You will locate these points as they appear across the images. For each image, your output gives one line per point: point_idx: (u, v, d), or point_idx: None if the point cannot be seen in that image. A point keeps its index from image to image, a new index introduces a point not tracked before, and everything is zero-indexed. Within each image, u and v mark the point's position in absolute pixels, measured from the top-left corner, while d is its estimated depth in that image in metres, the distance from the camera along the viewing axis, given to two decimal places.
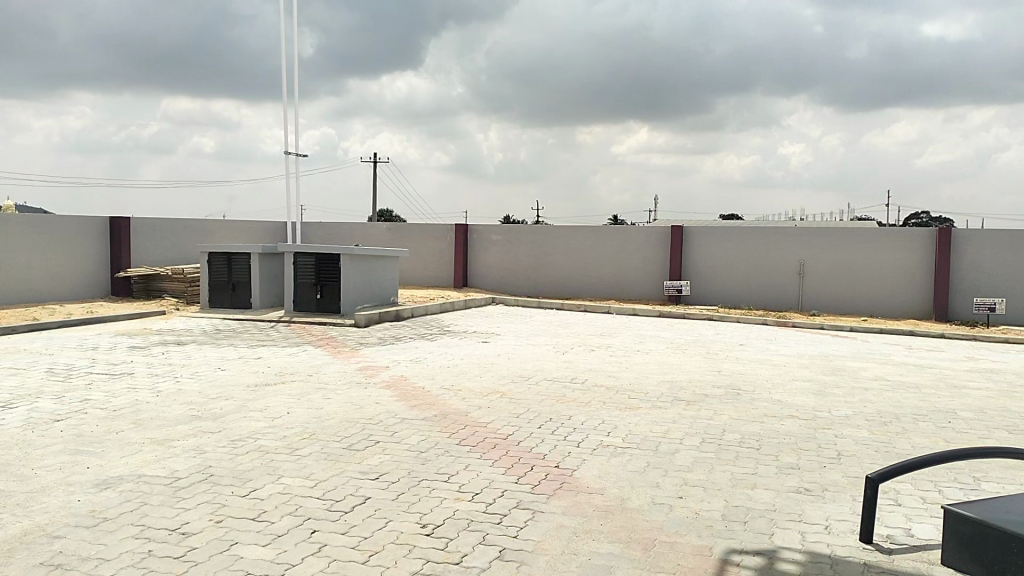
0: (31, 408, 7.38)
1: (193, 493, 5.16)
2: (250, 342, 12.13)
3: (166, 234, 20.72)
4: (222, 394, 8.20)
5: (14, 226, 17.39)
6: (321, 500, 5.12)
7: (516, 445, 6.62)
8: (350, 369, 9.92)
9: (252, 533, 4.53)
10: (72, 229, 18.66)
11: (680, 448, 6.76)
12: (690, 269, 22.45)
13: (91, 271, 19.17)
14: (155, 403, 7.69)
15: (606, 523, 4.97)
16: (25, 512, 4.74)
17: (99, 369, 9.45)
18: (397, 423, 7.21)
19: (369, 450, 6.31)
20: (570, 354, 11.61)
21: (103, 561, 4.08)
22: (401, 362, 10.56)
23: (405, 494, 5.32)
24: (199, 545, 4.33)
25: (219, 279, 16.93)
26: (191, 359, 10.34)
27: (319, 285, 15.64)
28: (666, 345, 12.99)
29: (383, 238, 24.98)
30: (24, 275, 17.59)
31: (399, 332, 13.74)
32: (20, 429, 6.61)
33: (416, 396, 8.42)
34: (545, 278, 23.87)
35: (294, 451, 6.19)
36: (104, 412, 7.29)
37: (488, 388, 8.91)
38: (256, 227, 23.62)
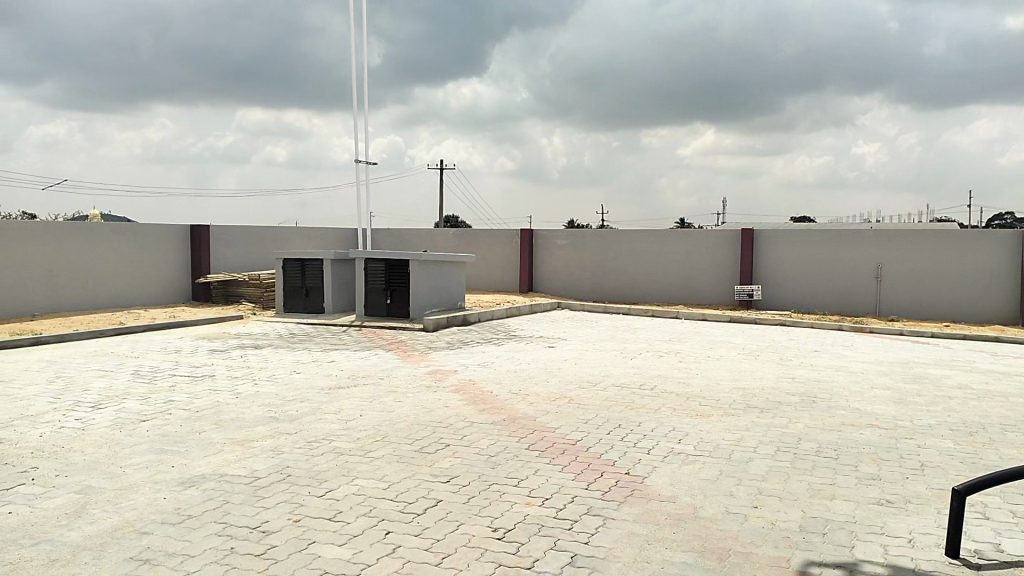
0: (119, 409, 7.71)
1: (271, 492, 5.31)
2: (323, 345, 12.41)
3: (242, 241, 21.42)
4: (297, 396, 8.42)
5: (103, 234, 18.19)
6: (394, 502, 5.19)
7: (585, 450, 6.59)
8: (420, 372, 10.05)
9: (328, 533, 4.62)
10: (155, 237, 19.46)
11: (754, 457, 6.60)
12: (762, 273, 21.99)
13: (173, 278, 19.97)
14: (235, 405, 7.95)
15: (678, 531, 4.90)
16: (115, 508, 4.96)
17: (182, 371, 9.82)
18: (467, 427, 7.26)
19: (440, 454, 6.37)
20: (638, 359, 11.50)
21: (188, 557, 4.23)
22: (469, 366, 10.62)
23: (475, 498, 5.35)
24: (278, 543, 4.44)
25: (293, 284, 17.40)
26: (267, 362, 10.65)
27: (389, 290, 15.92)
28: (738, 351, 12.72)
29: (450, 245, 25.25)
30: (112, 282, 18.41)
31: (466, 336, 13.83)
32: (109, 429, 6.92)
33: (484, 400, 8.46)
34: (610, 283, 23.72)
35: (367, 453, 6.30)
36: (187, 413, 7.58)
37: (556, 393, 8.89)
38: (328, 234, 24.19)
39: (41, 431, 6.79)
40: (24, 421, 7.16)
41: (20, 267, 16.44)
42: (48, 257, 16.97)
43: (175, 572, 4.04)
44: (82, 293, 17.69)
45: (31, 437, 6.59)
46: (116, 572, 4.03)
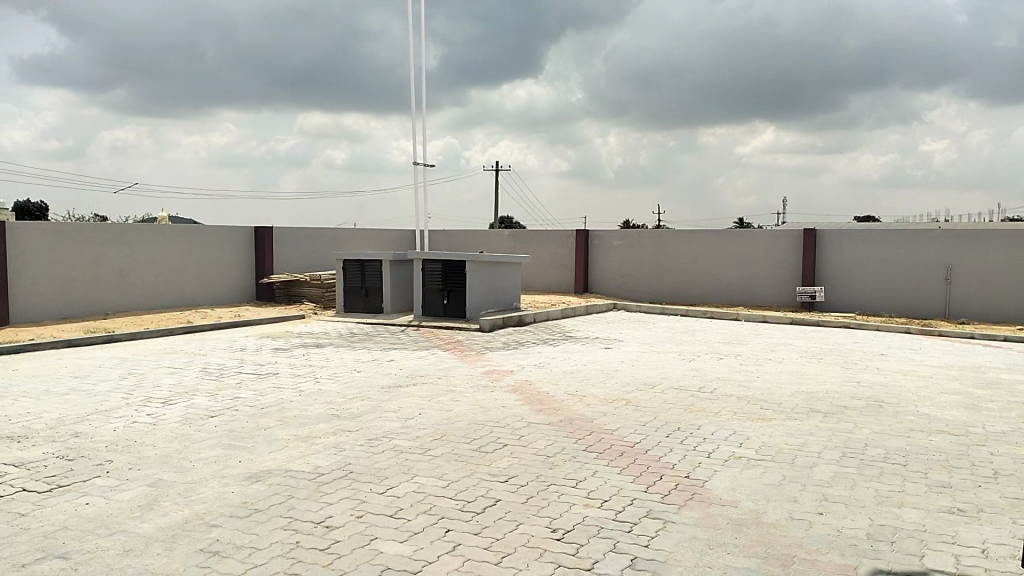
0: (189, 405, 7.97)
1: (335, 488, 5.41)
2: (382, 345, 12.59)
3: (304, 242, 21.91)
4: (358, 395, 8.56)
5: (172, 235, 18.80)
6: (454, 501, 5.24)
7: (644, 453, 6.53)
8: (477, 372, 10.11)
9: (390, 529, 4.69)
10: (221, 239, 20.04)
11: (819, 462, 6.45)
12: (825, 274, 21.47)
13: (239, 278, 20.54)
14: (298, 402, 8.13)
15: (741, 537, 4.82)
16: (186, 501, 5.13)
17: (247, 368, 10.09)
18: (524, 427, 7.27)
19: (498, 453, 6.40)
20: (697, 362, 11.34)
21: (256, 550, 4.34)
22: (525, 367, 10.63)
23: (533, 498, 5.36)
24: (342, 538, 4.53)
25: (353, 285, 17.70)
26: (328, 361, 10.86)
27: (446, 290, 16.06)
28: (801, 354, 12.43)
29: (506, 246, 25.34)
30: (180, 281, 19.02)
31: (522, 337, 13.87)
32: (180, 424, 7.15)
33: (541, 401, 8.46)
34: (667, 284, 23.46)
35: (426, 452, 6.37)
36: (252, 409, 7.79)
37: (614, 395, 8.83)
38: (386, 236, 24.56)
39: (115, 425, 7.06)
40: (100, 415, 7.46)
41: (94, 268, 17.10)
42: (120, 257, 17.61)
43: (244, 564, 4.15)
44: (151, 292, 18.31)
45: (107, 431, 6.87)
46: (188, 562, 4.16)
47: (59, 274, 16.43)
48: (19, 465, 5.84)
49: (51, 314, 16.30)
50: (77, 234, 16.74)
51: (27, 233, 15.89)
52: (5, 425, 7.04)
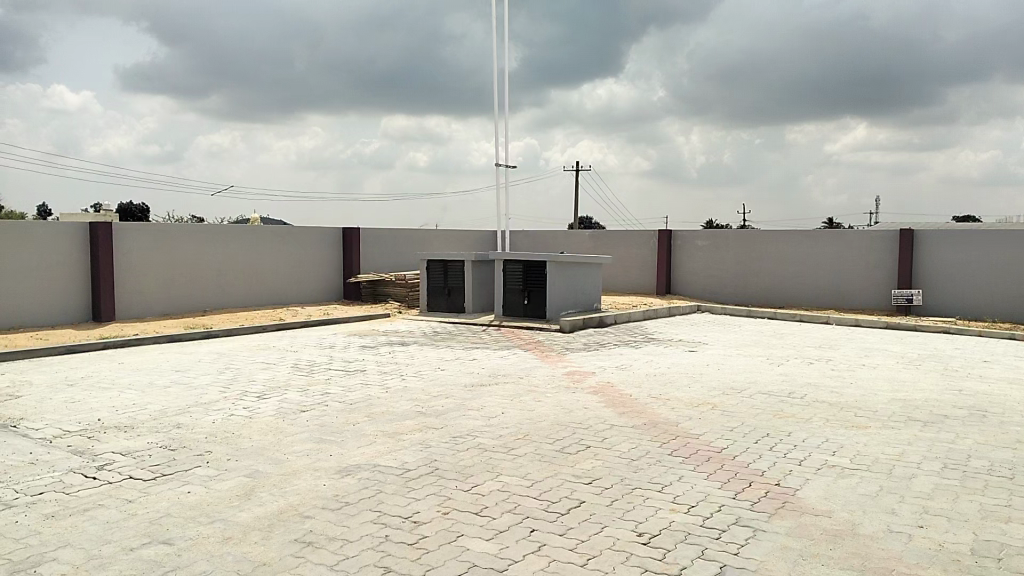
0: (282, 399, 8.25)
1: (421, 484, 5.50)
2: (464, 344, 12.73)
3: (388, 242, 22.40)
4: (442, 392, 8.69)
5: (264, 235, 19.49)
6: (538, 501, 5.24)
7: (731, 459, 6.38)
8: (558, 373, 10.10)
9: (476, 527, 4.73)
10: (311, 239, 20.67)
11: (917, 473, 6.16)
12: (922, 276, 20.51)
13: (327, 278, 21.15)
14: (385, 398, 8.32)
15: (835, 548, 4.65)
16: (280, 492, 5.31)
17: (336, 365, 10.38)
18: (607, 429, 7.23)
19: (581, 454, 6.38)
20: (785, 366, 11.03)
21: (347, 542, 4.45)
22: (607, 369, 10.55)
23: (618, 501, 5.31)
24: (429, 534, 4.60)
25: (436, 284, 17.98)
26: (413, 358, 11.06)
27: (526, 290, 16.12)
28: (896, 359, 11.91)
29: (586, 246, 25.25)
30: (272, 280, 19.71)
31: (604, 338, 13.79)
32: (274, 418, 7.42)
33: (623, 403, 8.39)
34: (753, 286, 22.87)
35: (510, 451, 6.40)
36: (341, 405, 8.00)
37: (699, 399, 8.66)
38: (468, 237, 24.84)
39: (213, 418, 7.38)
40: (200, 407, 7.81)
41: (192, 267, 17.89)
42: (216, 257, 18.36)
43: (336, 555, 4.26)
44: (245, 290, 19.05)
45: (206, 423, 7.18)
46: (283, 551, 4.30)
47: (160, 273, 17.26)
48: (127, 453, 6.16)
49: (154, 310, 17.16)
50: (177, 234, 17.54)
51: (131, 233, 16.73)
52: (114, 415, 7.46)
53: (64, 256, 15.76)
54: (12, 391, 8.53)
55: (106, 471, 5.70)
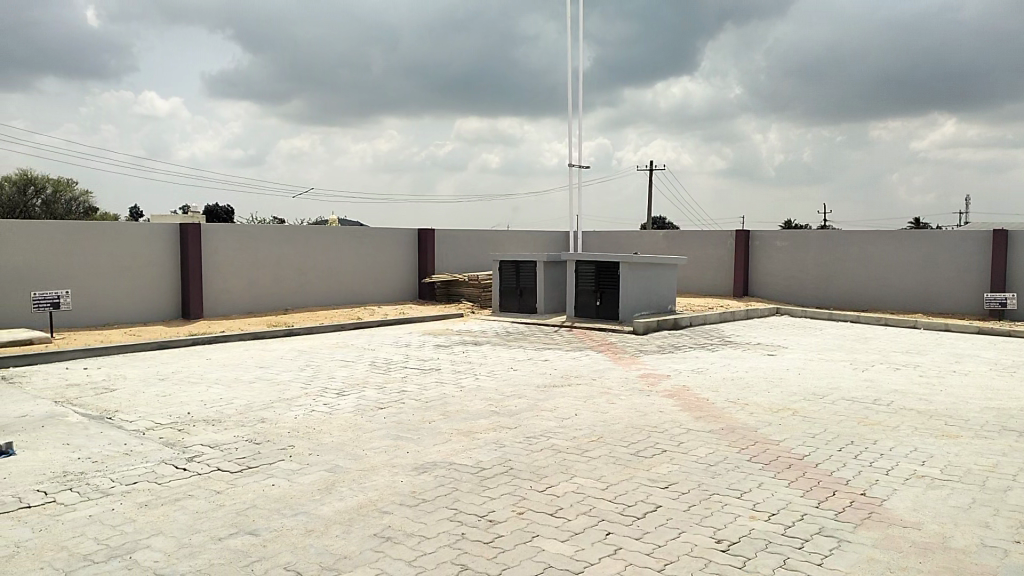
0: (360, 396, 8.44)
1: (496, 483, 5.53)
2: (537, 344, 12.74)
3: (462, 243, 22.63)
4: (516, 393, 8.72)
5: (343, 236, 19.97)
6: (614, 504, 5.19)
7: (814, 467, 6.19)
8: (632, 375, 9.99)
9: (551, 528, 4.73)
10: (388, 240, 21.06)
11: (1015, 485, 5.84)
12: (1018, 279, 19.47)
13: (403, 278, 21.52)
14: (459, 397, 8.41)
15: (926, 561, 4.45)
16: (360, 487, 5.43)
17: (412, 364, 10.55)
18: (684, 433, 7.12)
19: (657, 458, 6.30)
20: (870, 372, 10.63)
21: (424, 538, 4.51)
22: (682, 372, 10.39)
23: (696, 507, 5.22)
24: (505, 533, 4.62)
25: (508, 285, 18.06)
26: (486, 358, 11.14)
27: (599, 292, 16.03)
28: (991, 366, 11.32)
29: (660, 247, 24.95)
30: (350, 280, 20.18)
31: (679, 341, 13.58)
32: (353, 414, 7.59)
33: (699, 407, 8.25)
34: (835, 288, 22.14)
35: (584, 453, 6.37)
36: (417, 403, 8.13)
37: (778, 405, 8.43)
38: (540, 237, 24.88)
39: (295, 413, 7.60)
40: (283, 403, 8.06)
41: (274, 267, 18.48)
42: (297, 257, 18.92)
43: (414, 551, 4.33)
44: (324, 289, 19.56)
45: (288, 418, 7.40)
46: (363, 546, 4.39)
47: (245, 272, 17.89)
48: (214, 446, 6.41)
49: (239, 308, 17.80)
50: (260, 235, 18.13)
51: (218, 234, 17.39)
52: (202, 409, 7.77)
53: (155, 256, 16.50)
54: (109, 385, 9.00)
55: (195, 463, 5.93)
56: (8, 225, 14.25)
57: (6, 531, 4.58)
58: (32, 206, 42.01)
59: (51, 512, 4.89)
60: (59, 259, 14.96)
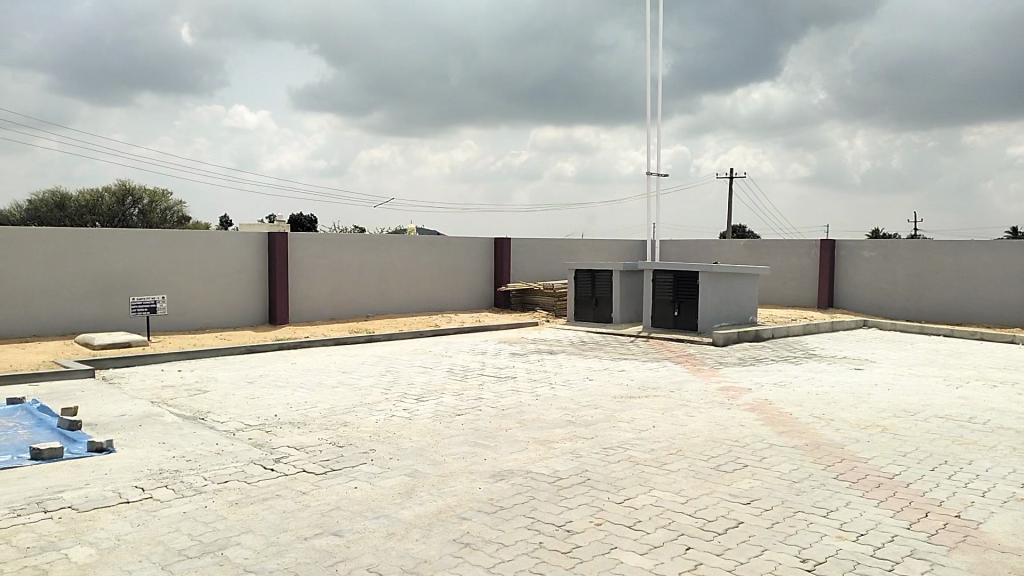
0: (438, 402, 8.57)
1: (574, 494, 5.52)
2: (613, 354, 12.65)
3: (537, 252, 22.71)
4: (592, 403, 8.68)
5: (422, 245, 20.30)
6: (694, 518, 5.11)
7: (904, 486, 5.94)
8: (712, 388, 9.81)
9: (629, 540, 4.68)
10: (465, 249, 21.30)
11: None
12: None
13: (480, 286, 21.75)
14: (536, 406, 8.44)
15: None
16: (439, 492, 5.51)
17: (488, 371, 10.63)
18: (766, 449, 6.94)
19: (738, 473, 6.16)
20: (965, 388, 10.11)
21: (502, 546, 4.54)
22: (764, 385, 10.13)
23: (779, 524, 5.08)
24: (583, 544, 4.61)
25: (584, 294, 18.02)
26: (562, 367, 11.12)
27: (676, 302, 15.82)
28: None
29: (740, 256, 24.40)
30: (428, 287, 20.50)
31: (760, 353, 13.25)
32: (431, 420, 7.71)
33: (782, 422, 8.02)
34: (925, 301, 21.20)
35: (663, 466, 6.28)
36: (494, 410, 8.19)
37: (866, 421, 8.12)
38: (616, 246, 24.72)
39: (376, 418, 7.77)
40: (364, 407, 8.26)
41: (356, 274, 18.95)
42: (377, 265, 19.34)
43: (492, 558, 4.36)
44: (403, 297, 19.94)
45: (370, 422, 7.58)
46: (442, 551, 4.45)
47: (328, 280, 18.40)
48: (300, 448, 6.61)
49: (322, 314, 18.32)
50: (344, 243, 18.62)
51: (304, 242, 17.94)
52: (288, 411, 8.03)
53: (244, 264, 17.16)
54: (201, 387, 9.41)
55: (282, 464, 6.14)
56: (110, 234, 15.10)
57: (107, 524, 4.84)
58: (130, 215, 44.27)
59: (149, 507, 5.15)
60: (156, 266, 15.74)
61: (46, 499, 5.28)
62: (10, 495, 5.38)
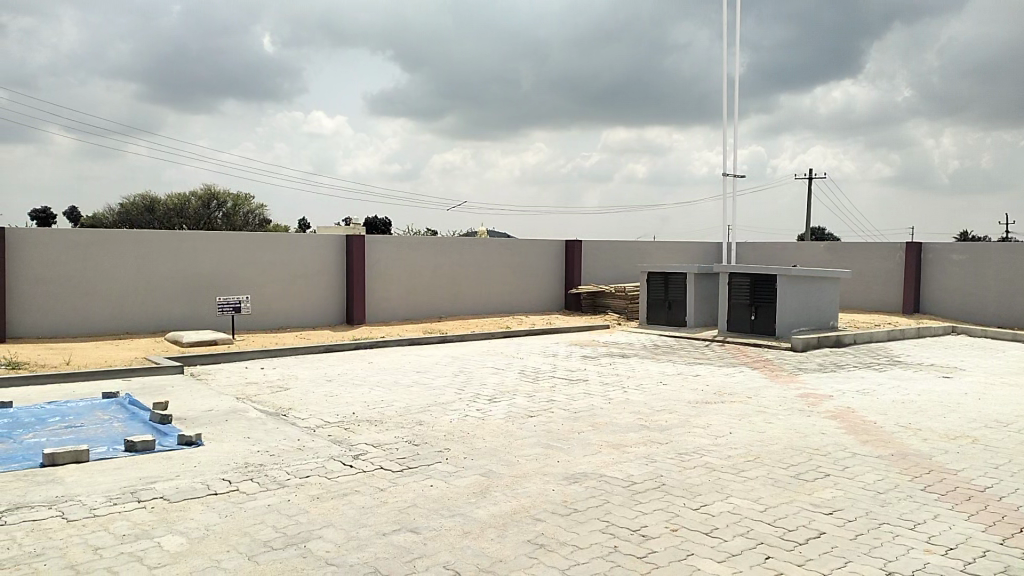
0: (511, 403, 8.61)
1: (648, 498, 5.47)
2: (687, 359, 12.45)
3: (610, 254, 22.58)
4: (666, 407, 8.58)
5: (494, 247, 20.45)
6: (773, 527, 4.99)
7: (997, 500, 5.66)
8: (791, 394, 9.55)
9: (707, 547, 4.61)
10: (537, 251, 21.37)
11: None
12: None
13: (551, 289, 21.77)
14: (609, 409, 8.39)
15: None
16: (514, 493, 5.54)
17: (560, 374, 10.62)
18: (848, 458, 6.72)
19: (819, 482, 5.98)
20: None
21: (578, 548, 4.53)
22: (846, 392, 9.81)
23: (864, 536, 4.91)
24: (659, 549, 4.56)
25: (657, 297, 17.84)
26: (635, 371, 11.01)
27: (754, 305, 15.49)
28: None
29: (820, 259, 23.69)
30: (500, 289, 20.65)
31: (841, 359, 12.83)
32: (504, 421, 7.76)
33: (865, 431, 7.75)
34: (1018, 306, 20.13)
35: (741, 473, 6.15)
36: (566, 413, 8.18)
37: (955, 431, 7.77)
38: (690, 249, 24.36)
39: (450, 417, 7.87)
40: (438, 407, 8.37)
41: (430, 276, 19.23)
42: (450, 267, 19.57)
43: (567, 560, 4.36)
44: (476, 298, 20.12)
45: (444, 421, 7.68)
46: (518, 551, 4.47)
47: (403, 281, 18.73)
48: (377, 445, 6.75)
49: (397, 315, 18.66)
50: (418, 246, 18.90)
51: (380, 245, 18.30)
52: (366, 409, 8.21)
53: (323, 265, 17.59)
54: (283, 384, 9.72)
55: (360, 461, 6.28)
56: (196, 237, 15.71)
57: (197, 515, 5.05)
58: (215, 218, 45.94)
59: (235, 499, 5.34)
60: (239, 268, 16.30)
61: (140, 489, 5.55)
62: (108, 484, 5.67)
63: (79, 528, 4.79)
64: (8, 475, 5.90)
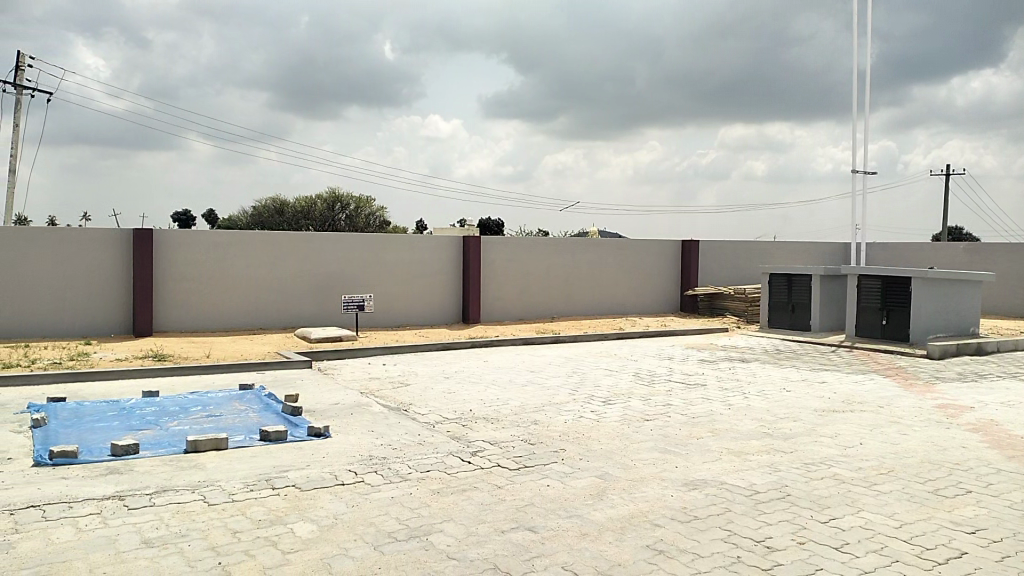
0: (626, 406, 8.53)
1: (772, 509, 5.28)
2: (812, 365, 11.93)
3: (728, 255, 21.96)
4: (789, 415, 8.26)
5: (608, 248, 20.32)
6: (910, 545, 4.70)
7: None
8: (927, 405, 8.98)
9: (837, 563, 4.40)
10: (652, 251, 21.06)
11: None
12: None
13: (666, 290, 21.42)
14: (728, 415, 8.16)
15: None
16: (631, 496, 5.48)
17: (677, 377, 10.42)
18: (993, 474, 6.24)
19: (960, 499, 5.59)
20: None
21: (699, 556, 4.43)
22: (990, 404, 9.12)
23: (1012, 558, 4.54)
24: (784, 562, 4.38)
25: (779, 299, 17.18)
26: (756, 376, 10.66)
27: (885, 310, 14.68)
28: None
29: (959, 261, 22.14)
30: (614, 290, 20.51)
31: (984, 368, 11.95)
32: (620, 423, 7.69)
33: (1012, 445, 7.18)
34: None
35: (872, 486, 5.84)
36: (683, 417, 8.02)
37: None
38: (814, 250, 23.32)
39: (565, 418, 7.88)
40: (553, 407, 8.40)
41: (543, 276, 19.32)
42: (563, 268, 19.58)
43: (688, 568, 4.27)
44: (589, 299, 20.06)
45: (559, 422, 7.70)
46: (636, 555, 4.43)
47: (516, 282, 18.91)
48: (494, 443, 6.84)
49: (510, 315, 18.87)
50: (532, 246, 19.03)
51: (495, 245, 18.54)
52: (482, 407, 8.35)
53: (439, 265, 18.00)
54: (403, 380, 10.02)
55: (478, 458, 6.38)
56: (322, 238, 16.43)
57: (326, 503, 5.29)
58: (338, 219, 47.85)
59: (361, 490, 5.56)
60: (361, 267, 16.93)
61: (274, 477, 5.87)
62: (244, 471, 6.03)
63: (219, 512, 5.11)
64: (157, 459, 6.38)
